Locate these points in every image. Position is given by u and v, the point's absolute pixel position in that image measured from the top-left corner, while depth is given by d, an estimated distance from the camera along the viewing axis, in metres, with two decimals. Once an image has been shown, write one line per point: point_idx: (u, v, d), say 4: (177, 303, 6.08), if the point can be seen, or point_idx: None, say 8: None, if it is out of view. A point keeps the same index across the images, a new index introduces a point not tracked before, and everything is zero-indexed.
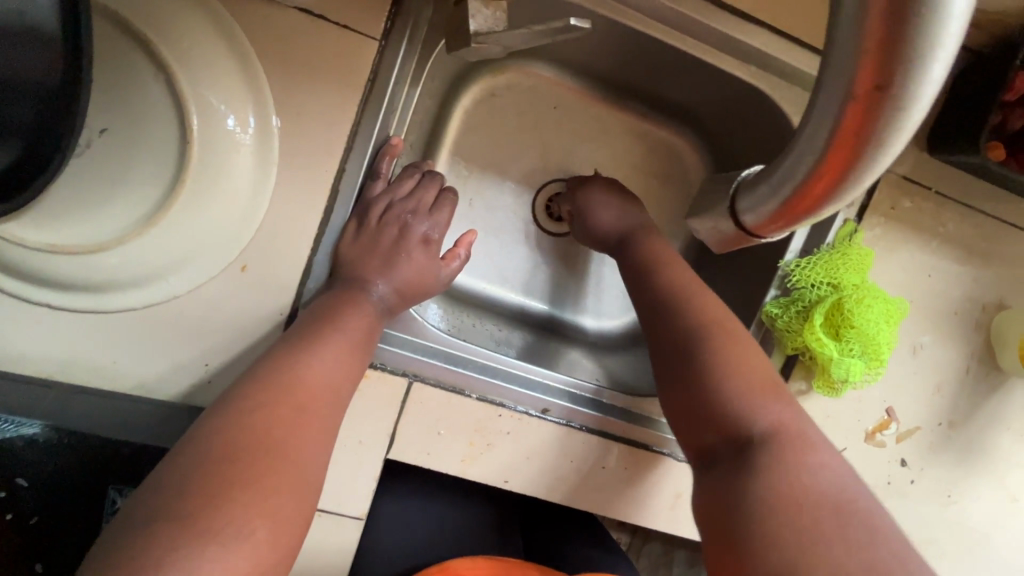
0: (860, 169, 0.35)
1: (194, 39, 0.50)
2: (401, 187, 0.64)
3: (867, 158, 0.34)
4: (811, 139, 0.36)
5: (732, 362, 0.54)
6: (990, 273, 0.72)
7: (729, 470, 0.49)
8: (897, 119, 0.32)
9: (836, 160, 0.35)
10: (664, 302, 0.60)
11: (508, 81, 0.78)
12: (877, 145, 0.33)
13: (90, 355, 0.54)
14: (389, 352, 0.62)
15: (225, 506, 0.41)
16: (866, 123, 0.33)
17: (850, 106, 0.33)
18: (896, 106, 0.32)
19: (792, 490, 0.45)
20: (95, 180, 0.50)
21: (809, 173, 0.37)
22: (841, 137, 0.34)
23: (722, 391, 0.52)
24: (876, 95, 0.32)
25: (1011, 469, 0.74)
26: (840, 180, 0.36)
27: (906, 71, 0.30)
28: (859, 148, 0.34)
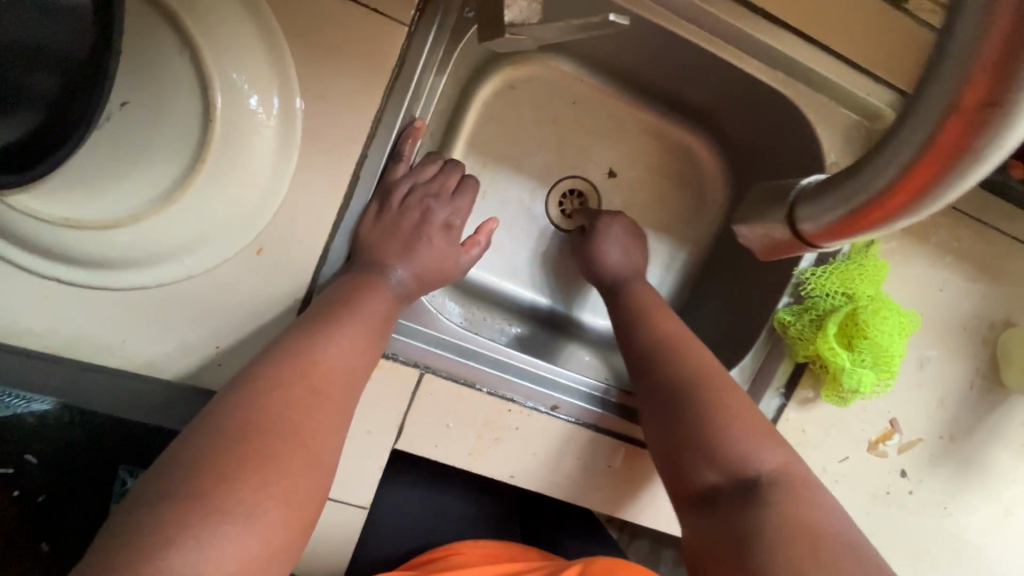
0: (947, 185, 0.35)
1: (221, 15, 0.49)
2: (423, 172, 0.63)
3: (956, 177, 0.34)
4: (901, 147, 0.36)
5: (721, 403, 0.57)
6: (1000, 289, 0.73)
7: (729, 513, 0.52)
8: (1000, 137, 0.32)
9: (924, 172, 0.35)
10: (650, 355, 0.63)
11: (529, 74, 0.77)
12: (973, 160, 0.33)
13: (99, 332, 0.53)
14: (401, 342, 0.62)
15: (237, 485, 0.40)
16: (965, 139, 0.33)
17: (955, 119, 0.33)
18: (1002, 127, 0.32)
19: (797, 529, 0.48)
20: (111, 155, 0.49)
21: (890, 184, 0.37)
22: (936, 148, 0.34)
23: (711, 439, 0.55)
24: (984, 110, 0.32)
25: (1008, 485, 0.75)
26: (920, 194, 0.36)
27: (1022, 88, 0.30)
28: (953, 162, 0.34)
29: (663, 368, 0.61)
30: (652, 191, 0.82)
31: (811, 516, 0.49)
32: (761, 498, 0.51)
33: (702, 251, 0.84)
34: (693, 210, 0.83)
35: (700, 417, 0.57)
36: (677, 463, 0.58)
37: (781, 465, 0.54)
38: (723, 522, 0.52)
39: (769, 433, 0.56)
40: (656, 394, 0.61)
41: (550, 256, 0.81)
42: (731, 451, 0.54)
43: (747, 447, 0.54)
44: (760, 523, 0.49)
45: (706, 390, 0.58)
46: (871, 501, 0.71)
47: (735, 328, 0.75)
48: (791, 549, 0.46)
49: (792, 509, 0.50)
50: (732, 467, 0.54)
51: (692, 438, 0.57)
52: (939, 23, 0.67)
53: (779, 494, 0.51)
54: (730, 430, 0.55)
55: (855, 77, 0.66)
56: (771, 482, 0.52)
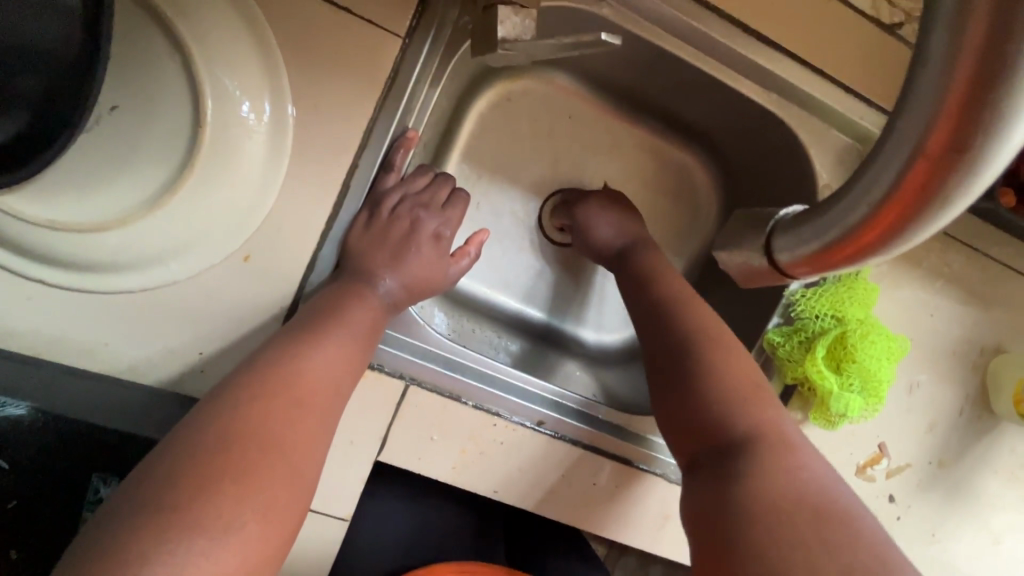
0: (919, 222, 0.36)
1: (215, 22, 0.49)
2: (413, 184, 0.63)
3: (928, 214, 0.36)
4: (871, 185, 0.37)
5: (729, 361, 0.54)
6: (991, 316, 0.72)
7: (707, 474, 0.48)
8: (967, 178, 0.34)
9: (897, 210, 0.36)
10: (660, 309, 0.60)
11: (526, 87, 0.77)
12: (943, 199, 0.35)
13: (80, 335, 0.53)
14: (387, 353, 0.61)
15: (214, 498, 0.39)
16: (934, 180, 0.34)
17: (922, 160, 0.34)
18: (967, 168, 0.33)
19: (784, 492, 0.42)
20: (98, 158, 0.48)
21: (864, 220, 0.38)
22: (905, 187, 0.36)
23: (699, 394, 0.52)
24: (952, 152, 0.33)
25: (996, 513, 0.74)
26: (894, 230, 0.37)
27: (984, 135, 0.32)
28: (925, 200, 0.35)
29: (665, 322, 0.59)
30: (646, 206, 0.82)
31: (790, 482, 0.43)
32: (739, 458, 0.46)
33: (696, 267, 0.84)
34: (686, 227, 0.83)
35: (704, 372, 0.53)
36: (672, 420, 0.54)
37: (773, 428, 0.49)
38: (700, 486, 0.48)
39: (762, 399, 0.51)
40: (662, 349, 0.58)
41: (543, 269, 0.81)
42: (733, 408, 0.50)
43: (750, 407, 0.50)
44: (732, 484, 0.45)
45: (704, 345, 0.55)
46: None
47: None
48: (776, 514, 0.41)
49: (771, 470, 0.44)
50: (717, 427, 0.50)
51: (681, 395, 0.54)
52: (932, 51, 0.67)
53: (761, 454, 0.46)
54: (720, 387, 0.52)
55: (848, 100, 0.66)
56: (762, 440, 0.47)
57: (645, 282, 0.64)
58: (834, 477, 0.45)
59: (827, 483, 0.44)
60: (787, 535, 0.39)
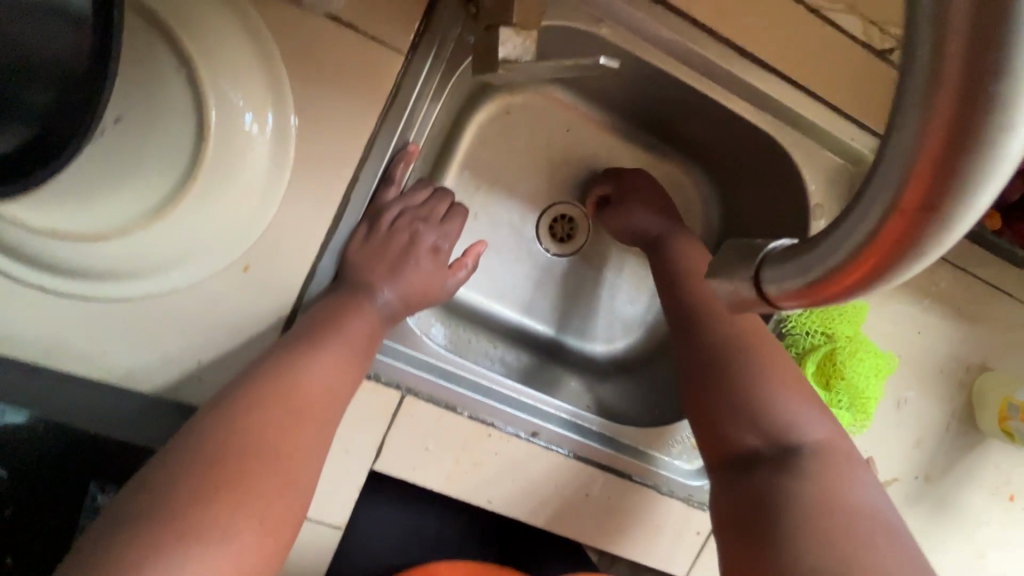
0: (876, 286, 0.28)
1: (219, 37, 0.50)
2: (414, 197, 0.64)
3: (889, 276, 0.27)
4: (847, 231, 0.27)
5: (772, 364, 0.57)
6: (978, 335, 0.74)
7: (763, 475, 0.53)
8: (939, 238, 0.25)
9: (869, 267, 0.27)
10: (707, 312, 0.62)
11: (525, 101, 0.78)
12: (910, 262, 0.26)
13: (78, 342, 0.53)
14: (383, 363, 0.62)
15: (211, 507, 0.40)
16: (907, 238, 0.26)
17: (896, 214, 0.25)
18: (941, 228, 0.25)
19: (828, 500, 0.48)
20: (100, 168, 0.49)
21: (838, 270, 0.28)
22: (883, 239, 0.26)
23: (752, 400, 0.56)
24: (921, 213, 0.25)
25: (980, 527, 0.76)
26: (859, 289, 0.28)
27: (954, 197, 0.24)
28: (897, 261, 0.26)
29: (711, 323, 0.61)
30: None
31: (845, 493, 0.49)
32: (799, 466, 0.51)
33: None
34: None
35: (755, 378, 0.56)
36: (713, 421, 0.58)
37: (824, 439, 0.54)
38: (755, 486, 0.53)
39: (815, 408, 0.56)
40: (704, 347, 0.60)
41: (540, 280, 0.82)
42: (779, 414, 0.55)
43: (794, 412, 0.55)
44: (793, 488, 0.50)
45: (749, 351, 0.58)
46: None
47: None
48: (833, 521, 0.46)
49: (828, 481, 0.50)
50: (771, 432, 0.54)
51: (733, 398, 0.57)
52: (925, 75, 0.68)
53: (820, 465, 0.51)
54: (773, 395, 0.55)
55: (840, 123, 0.67)
56: (818, 453, 0.52)
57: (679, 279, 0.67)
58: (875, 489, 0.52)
59: (863, 488, 0.50)
60: (849, 540, 0.45)
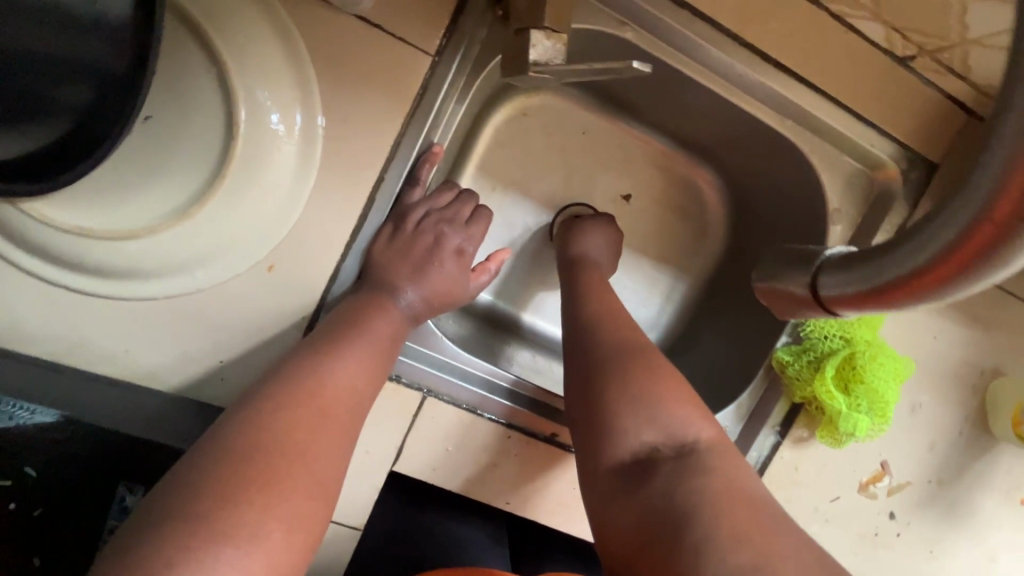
0: (963, 284, 0.39)
1: (250, 37, 0.50)
2: (439, 200, 0.64)
3: (970, 277, 0.38)
4: (931, 239, 0.39)
5: (651, 374, 0.56)
6: (992, 339, 0.74)
7: (660, 475, 0.50)
8: (1019, 251, 0.35)
9: (946, 269, 0.39)
10: (596, 321, 0.62)
11: (542, 103, 0.79)
12: (987, 270, 0.37)
13: (104, 341, 0.53)
14: (405, 365, 0.61)
15: (241, 508, 0.40)
16: (989, 248, 0.36)
17: (980, 227, 0.36)
18: (1020, 244, 0.35)
19: (726, 500, 0.46)
20: (130, 168, 0.49)
21: (917, 272, 0.40)
22: (962, 251, 0.38)
23: (643, 399, 0.54)
24: (1009, 224, 0.35)
25: (992, 531, 0.77)
26: (942, 286, 0.40)
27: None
28: (970, 265, 0.38)
29: (602, 331, 0.61)
30: (657, 222, 0.84)
31: (741, 485, 0.48)
32: (693, 462, 0.50)
33: (703, 284, 0.85)
34: (695, 243, 0.85)
35: (641, 376, 0.56)
36: (598, 438, 0.55)
37: (712, 436, 0.53)
38: (650, 487, 0.50)
39: (695, 408, 0.55)
40: (583, 369, 0.59)
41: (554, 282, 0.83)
42: (659, 422, 0.53)
43: (678, 419, 0.54)
44: (691, 486, 0.47)
45: (633, 353, 0.58)
46: (860, 541, 0.73)
47: (732, 364, 0.76)
48: (737, 516, 0.44)
49: (723, 475, 0.48)
50: (665, 431, 0.53)
51: (625, 399, 0.55)
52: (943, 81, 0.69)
53: (714, 461, 0.50)
54: (659, 394, 0.55)
55: (861, 128, 0.68)
56: (711, 449, 0.51)
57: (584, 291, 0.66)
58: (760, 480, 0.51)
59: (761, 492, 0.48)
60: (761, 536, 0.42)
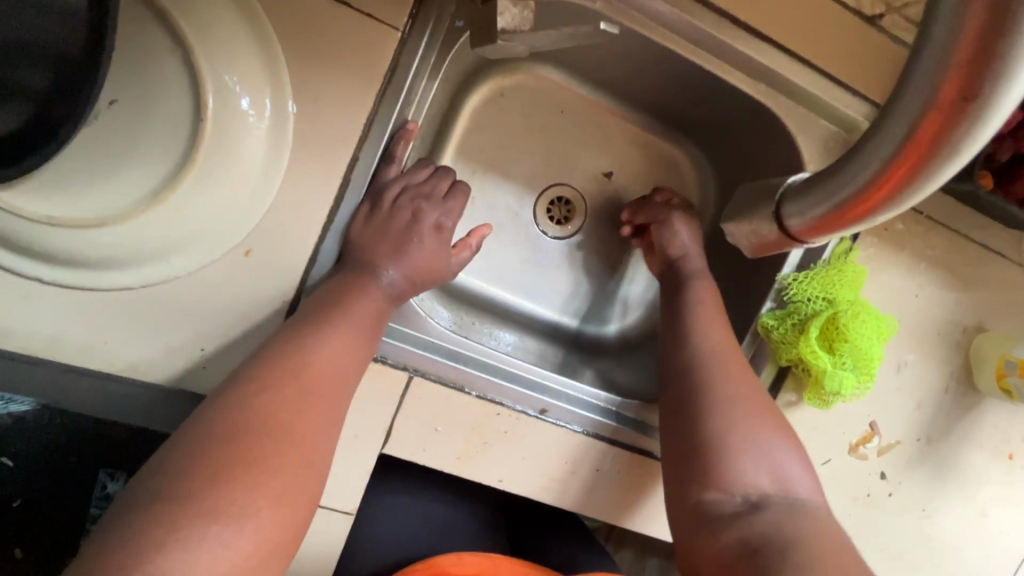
0: (925, 177, 0.39)
1: (214, 17, 0.49)
2: (415, 175, 0.63)
3: (931, 168, 0.38)
4: (886, 137, 0.39)
5: (765, 422, 0.59)
6: (974, 297, 0.74)
7: (766, 517, 0.53)
8: (974, 127, 0.35)
9: (906, 164, 0.39)
10: (711, 352, 0.63)
11: (519, 82, 0.78)
12: (944, 158, 0.37)
13: (80, 335, 0.52)
14: (391, 345, 0.61)
15: (228, 486, 0.39)
16: (945, 130, 0.36)
17: (934, 109, 0.36)
18: (974, 119, 0.35)
19: (827, 543, 0.49)
20: (99, 154, 0.48)
21: (876, 174, 0.40)
22: (918, 138, 0.37)
23: (760, 447, 0.57)
24: (958, 104, 0.35)
25: (980, 487, 0.78)
26: (903, 184, 0.40)
27: (989, 84, 0.34)
28: (929, 154, 0.37)
29: (718, 366, 0.62)
30: None
31: (842, 536, 0.51)
32: (802, 513, 0.53)
33: None
34: None
35: (756, 424, 0.58)
36: (699, 468, 0.58)
37: (814, 491, 0.56)
38: (757, 526, 0.52)
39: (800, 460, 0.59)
40: (692, 399, 0.61)
41: (540, 261, 0.83)
42: (768, 463, 0.56)
43: (787, 470, 0.57)
44: (801, 531, 0.50)
45: (750, 396, 0.60)
46: (852, 502, 0.74)
47: None
48: (842, 560, 0.47)
49: (827, 527, 0.52)
50: (777, 480, 0.56)
51: (741, 442, 0.57)
52: (912, 40, 0.69)
53: (817, 513, 0.53)
54: (771, 445, 0.58)
55: (834, 89, 0.68)
56: (815, 505, 0.55)
57: (684, 313, 0.66)
58: None
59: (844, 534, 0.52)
60: None
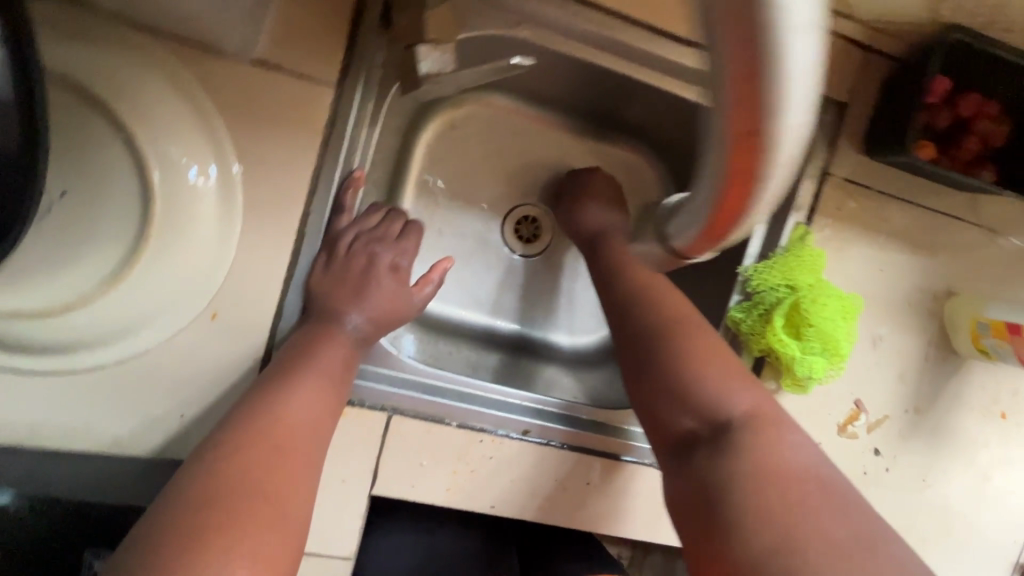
0: (753, 207, 0.32)
1: (151, 99, 0.51)
2: (369, 221, 0.65)
3: (756, 201, 0.32)
4: (707, 172, 0.33)
5: (688, 357, 0.58)
6: (941, 263, 0.75)
7: (699, 457, 0.54)
8: (771, 161, 0.29)
9: (729, 203, 0.32)
10: (625, 302, 0.63)
11: (468, 112, 0.80)
12: (758, 194, 0.31)
13: (63, 418, 0.54)
14: (366, 389, 0.63)
15: (199, 550, 0.40)
16: (752, 170, 0.29)
17: (733, 149, 0.29)
18: (770, 155, 0.28)
19: (767, 466, 0.49)
20: (55, 245, 0.50)
21: (710, 209, 0.34)
22: (732, 179, 0.31)
23: (686, 384, 0.57)
24: (748, 142, 0.28)
25: (978, 450, 0.78)
26: (736, 217, 0.33)
27: (768, 138, 0.28)
28: (748, 192, 0.31)
29: (638, 311, 0.61)
30: None
31: (775, 456, 0.50)
32: (734, 438, 0.52)
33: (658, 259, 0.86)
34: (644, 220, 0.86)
35: (678, 362, 0.58)
36: (644, 419, 0.60)
37: (753, 404, 0.55)
38: (694, 468, 0.54)
39: (740, 377, 0.57)
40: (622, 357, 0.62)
41: (510, 282, 0.84)
42: (696, 397, 0.56)
43: (717, 396, 0.55)
44: (726, 466, 0.51)
45: (671, 333, 0.59)
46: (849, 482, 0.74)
47: None
48: (757, 491, 0.48)
49: (757, 448, 0.51)
50: (705, 412, 0.55)
51: (666, 387, 0.58)
52: None
53: (751, 433, 0.52)
54: (699, 375, 0.56)
55: None
56: (751, 421, 0.53)
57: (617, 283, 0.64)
58: (809, 444, 0.52)
59: (805, 442, 0.52)
60: (783, 513, 0.46)
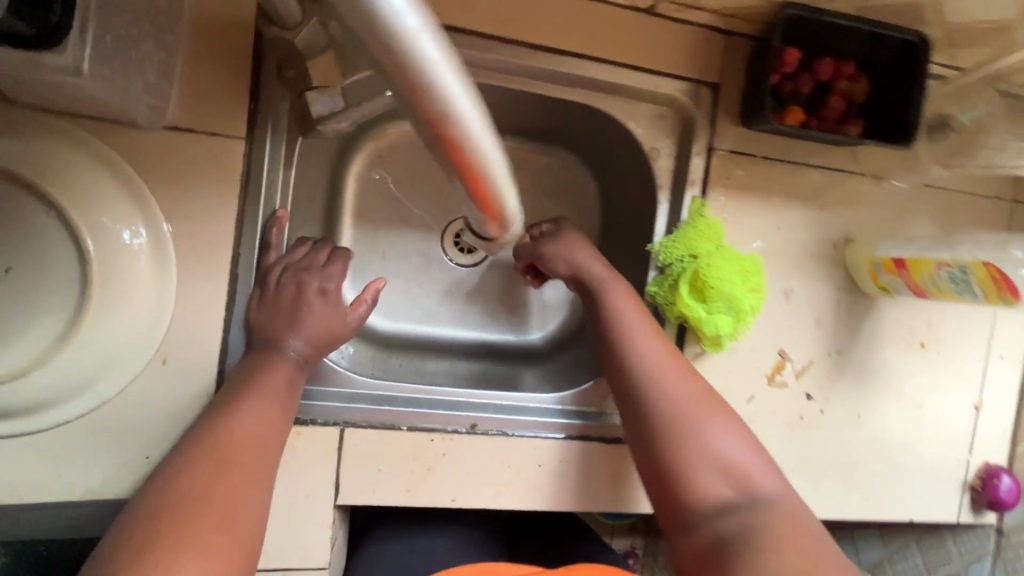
0: (492, 179, 0.45)
1: (77, 175, 0.57)
2: (295, 255, 0.69)
3: (490, 174, 0.45)
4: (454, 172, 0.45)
5: (698, 411, 0.61)
6: (837, 213, 0.81)
7: (713, 513, 0.55)
8: (476, 147, 0.42)
9: (475, 184, 0.45)
10: (633, 353, 0.65)
11: (390, 141, 0.86)
12: (485, 170, 0.44)
13: (37, 473, 0.59)
14: (317, 407, 0.69)
15: (150, 556, 0.44)
16: (467, 159, 0.42)
17: (450, 153, 0.42)
18: (472, 146, 0.41)
19: (783, 524, 0.53)
20: (8, 316, 0.56)
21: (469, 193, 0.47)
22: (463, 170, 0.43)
23: (697, 437, 0.59)
24: (455, 145, 0.41)
25: (904, 380, 0.83)
26: (488, 190, 0.46)
27: (459, 128, 0.40)
28: (479, 173, 0.44)
29: (641, 362, 0.64)
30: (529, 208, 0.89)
31: (786, 517, 0.54)
32: (749, 510, 0.55)
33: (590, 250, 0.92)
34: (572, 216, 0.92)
35: (691, 417, 0.60)
36: (651, 473, 0.60)
37: (757, 465, 0.59)
38: (708, 525, 0.55)
39: (742, 433, 0.61)
40: (630, 407, 0.63)
41: (454, 291, 0.89)
42: (708, 451, 0.58)
43: (727, 454, 0.59)
44: (744, 524, 0.53)
45: (677, 387, 0.62)
46: (788, 428, 0.79)
47: None
48: (783, 547, 0.50)
49: (772, 511, 0.54)
50: (721, 470, 0.57)
51: (676, 439, 0.59)
52: None
53: (761, 500, 0.55)
54: (708, 430, 0.60)
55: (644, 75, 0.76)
56: (760, 486, 0.57)
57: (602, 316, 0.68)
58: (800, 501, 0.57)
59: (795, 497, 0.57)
60: (798, 559, 0.49)
